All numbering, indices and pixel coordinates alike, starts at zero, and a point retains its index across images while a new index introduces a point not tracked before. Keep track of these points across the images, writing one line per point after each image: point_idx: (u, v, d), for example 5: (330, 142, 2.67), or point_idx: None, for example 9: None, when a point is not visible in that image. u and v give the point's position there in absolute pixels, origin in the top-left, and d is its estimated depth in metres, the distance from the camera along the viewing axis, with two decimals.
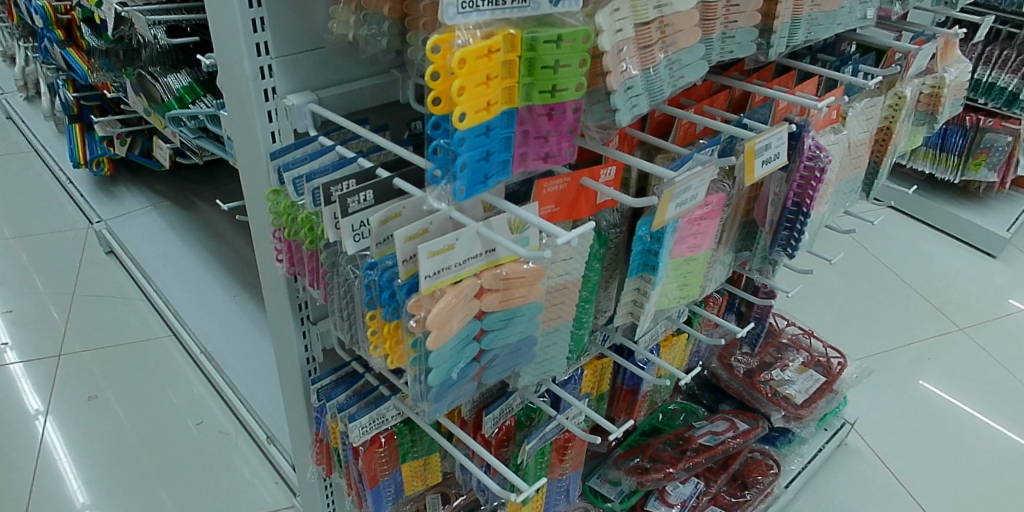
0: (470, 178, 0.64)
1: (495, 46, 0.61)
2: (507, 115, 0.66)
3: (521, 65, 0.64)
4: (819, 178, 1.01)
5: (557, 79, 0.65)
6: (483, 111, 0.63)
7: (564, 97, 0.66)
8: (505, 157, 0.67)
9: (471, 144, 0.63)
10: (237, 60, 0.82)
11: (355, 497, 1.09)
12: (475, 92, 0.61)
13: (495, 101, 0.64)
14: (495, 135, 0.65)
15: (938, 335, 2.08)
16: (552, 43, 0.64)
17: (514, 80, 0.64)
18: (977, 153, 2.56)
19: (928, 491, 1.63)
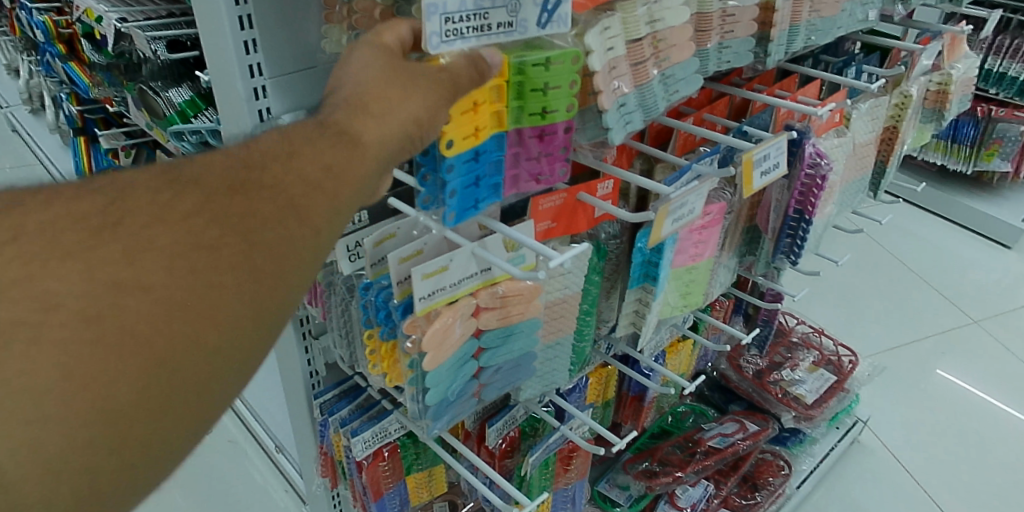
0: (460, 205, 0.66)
1: (482, 72, 0.62)
2: (497, 139, 0.66)
3: (510, 90, 0.64)
4: (821, 185, 1.00)
5: (547, 101, 0.65)
6: (471, 137, 0.63)
7: (555, 118, 0.66)
8: (496, 180, 0.68)
9: (461, 170, 0.64)
10: (229, 82, 0.83)
11: (361, 508, 1.09)
12: (463, 118, 0.62)
13: (484, 127, 0.64)
14: (485, 159, 0.66)
15: (952, 329, 2.05)
16: (541, 66, 0.63)
17: (503, 106, 0.65)
18: (989, 143, 2.53)
19: (944, 489, 1.61)
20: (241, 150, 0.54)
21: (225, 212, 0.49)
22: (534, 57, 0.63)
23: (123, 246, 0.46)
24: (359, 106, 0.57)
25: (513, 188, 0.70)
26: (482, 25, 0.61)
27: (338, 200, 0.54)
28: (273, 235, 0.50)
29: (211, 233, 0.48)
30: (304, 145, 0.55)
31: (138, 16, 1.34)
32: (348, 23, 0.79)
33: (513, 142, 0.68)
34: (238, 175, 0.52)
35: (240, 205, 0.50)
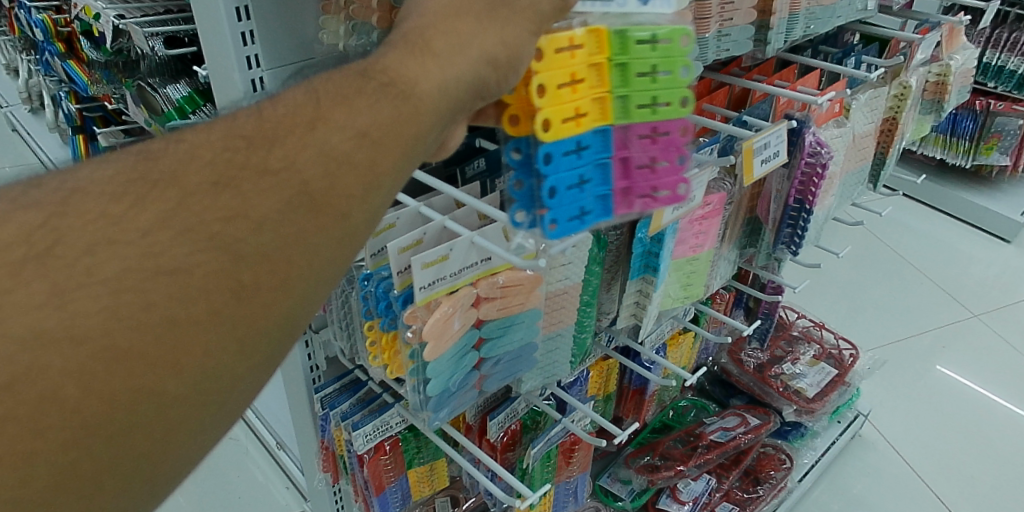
0: (560, 208, 0.60)
1: (577, 43, 0.57)
2: (603, 137, 0.61)
3: (618, 75, 0.59)
4: (821, 174, 1.00)
5: (655, 90, 0.59)
6: (569, 121, 0.58)
7: (667, 112, 0.60)
8: (601, 191, 0.62)
9: (558, 165, 0.59)
10: (227, 74, 0.83)
11: (362, 502, 1.09)
12: (557, 96, 0.57)
13: (589, 117, 0.59)
14: (586, 160, 0.61)
15: (952, 323, 2.05)
16: (646, 44, 0.58)
17: (611, 94, 0.59)
18: (989, 137, 2.52)
19: (946, 482, 1.61)
20: (251, 123, 0.49)
21: (212, 208, 0.45)
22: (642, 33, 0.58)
23: (50, 286, 0.41)
24: (405, 61, 0.53)
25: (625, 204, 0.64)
26: None
27: (379, 166, 0.50)
28: (259, 247, 0.45)
29: (178, 255, 0.43)
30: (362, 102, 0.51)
31: (135, 12, 1.33)
32: (347, 13, 0.80)
33: (621, 145, 0.62)
34: (221, 169, 0.46)
35: (228, 191, 0.46)
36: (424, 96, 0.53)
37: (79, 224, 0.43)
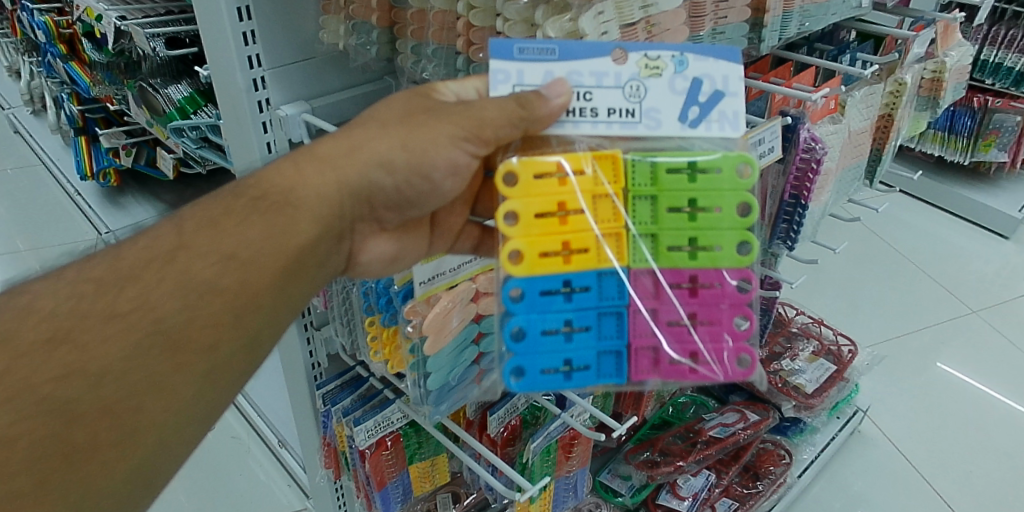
0: (535, 357, 0.65)
1: (571, 180, 0.64)
2: (606, 283, 0.65)
3: (641, 206, 0.66)
4: (816, 169, 1.01)
5: (684, 233, 0.65)
6: (560, 261, 0.64)
7: (703, 259, 0.65)
8: (600, 348, 0.66)
9: (534, 304, 0.64)
10: (228, 73, 0.84)
11: (364, 498, 1.10)
12: (546, 236, 0.64)
13: (594, 256, 0.65)
14: (582, 310, 0.65)
15: (951, 319, 2.06)
16: (677, 180, 0.64)
17: (630, 229, 0.65)
18: (986, 134, 2.54)
19: (945, 477, 1.62)
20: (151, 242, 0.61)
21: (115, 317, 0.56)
22: (673, 162, 0.64)
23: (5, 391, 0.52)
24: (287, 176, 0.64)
25: (639, 369, 0.67)
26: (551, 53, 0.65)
27: (264, 268, 0.61)
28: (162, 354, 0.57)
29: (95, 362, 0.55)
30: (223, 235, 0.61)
31: (137, 14, 1.35)
32: (346, 13, 0.87)
33: (651, 297, 0.66)
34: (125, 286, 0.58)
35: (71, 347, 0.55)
36: (292, 220, 0.63)
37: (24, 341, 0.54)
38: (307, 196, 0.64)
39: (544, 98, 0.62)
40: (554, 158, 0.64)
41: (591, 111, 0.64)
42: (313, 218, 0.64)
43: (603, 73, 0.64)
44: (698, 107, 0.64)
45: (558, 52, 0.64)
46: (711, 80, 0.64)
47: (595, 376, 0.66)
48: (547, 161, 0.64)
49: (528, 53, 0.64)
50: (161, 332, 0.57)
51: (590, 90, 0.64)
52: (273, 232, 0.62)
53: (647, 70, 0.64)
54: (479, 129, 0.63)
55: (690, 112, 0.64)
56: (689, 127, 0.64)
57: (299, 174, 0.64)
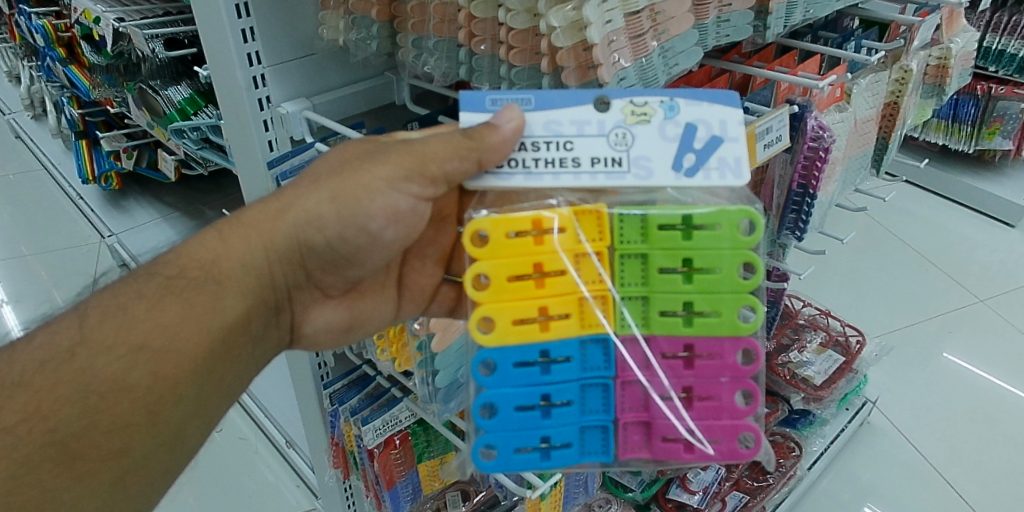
0: (509, 435, 0.65)
1: (543, 243, 0.64)
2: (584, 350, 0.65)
3: (629, 268, 0.65)
4: (825, 158, 1.00)
5: (678, 296, 0.65)
6: (536, 328, 0.64)
7: (701, 322, 0.65)
8: (582, 423, 0.66)
9: (506, 376, 0.65)
10: (228, 72, 0.83)
11: (373, 498, 1.09)
12: (518, 302, 0.64)
13: (576, 321, 0.65)
14: (562, 384, 0.65)
15: (958, 308, 2.05)
16: (671, 236, 0.64)
17: (616, 292, 0.65)
18: (990, 122, 2.52)
19: (956, 467, 1.61)
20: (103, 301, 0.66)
21: (70, 378, 0.62)
22: (666, 218, 0.64)
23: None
24: (214, 244, 0.69)
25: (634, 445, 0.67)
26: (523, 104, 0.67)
27: (199, 330, 0.66)
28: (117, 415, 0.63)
29: (59, 418, 0.61)
30: (144, 317, 0.65)
31: (135, 15, 1.34)
32: (345, 8, 0.86)
33: (644, 368, 0.66)
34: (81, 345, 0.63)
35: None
36: (216, 297, 0.68)
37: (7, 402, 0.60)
38: (230, 275, 0.69)
39: (493, 128, 0.62)
40: (532, 216, 0.64)
41: (575, 160, 0.64)
42: (237, 294, 0.69)
43: (588, 120, 0.65)
44: (693, 154, 0.64)
45: (534, 101, 0.66)
46: (706, 126, 0.65)
47: (576, 454, 0.66)
48: (521, 219, 0.64)
49: (501, 104, 0.66)
50: (91, 408, 0.62)
51: (572, 139, 0.64)
52: (195, 315, 0.66)
53: (635, 117, 0.65)
54: (423, 166, 0.65)
55: (685, 158, 0.64)
56: (684, 175, 0.64)
57: (224, 246, 0.69)
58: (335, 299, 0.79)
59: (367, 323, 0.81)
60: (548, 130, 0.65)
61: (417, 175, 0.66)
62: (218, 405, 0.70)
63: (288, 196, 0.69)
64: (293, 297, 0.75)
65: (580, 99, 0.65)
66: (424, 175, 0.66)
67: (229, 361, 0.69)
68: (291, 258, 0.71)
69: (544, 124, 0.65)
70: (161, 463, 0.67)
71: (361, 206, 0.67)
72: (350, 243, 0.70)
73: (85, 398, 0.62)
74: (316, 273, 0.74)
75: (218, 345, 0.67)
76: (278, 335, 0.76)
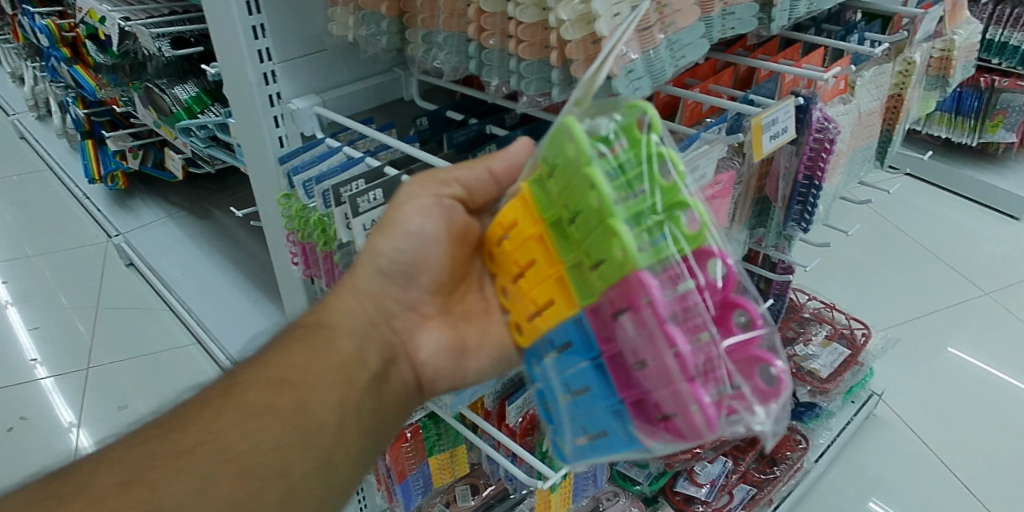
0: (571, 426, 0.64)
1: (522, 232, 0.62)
2: (572, 333, 0.61)
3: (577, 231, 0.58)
4: (830, 149, 1.01)
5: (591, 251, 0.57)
6: (535, 323, 0.63)
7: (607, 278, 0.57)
8: (612, 408, 0.61)
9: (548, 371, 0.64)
10: (240, 69, 0.86)
11: (384, 492, 1.10)
12: (520, 301, 0.64)
13: (562, 304, 0.61)
14: (580, 365, 0.61)
15: (963, 301, 2.05)
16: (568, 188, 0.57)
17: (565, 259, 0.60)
18: (993, 114, 2.52)
19: (962, 459, 1.61)
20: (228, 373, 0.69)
21: (218, 419, 0.64)
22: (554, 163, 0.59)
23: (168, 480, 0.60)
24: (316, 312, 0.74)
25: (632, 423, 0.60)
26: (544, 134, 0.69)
27: (314, 362, 0.69)
28: (258, 442, 0.63)
29: (215, 448, 0.62)
30: (275, 363, 0.68)
31: (140, 15, 1.35)
32: (355, 5, 0.86)
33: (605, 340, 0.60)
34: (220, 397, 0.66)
35: (105, 469, 0.60)
36: (329, 338, 0.71)
37: (171, 444, 0.62)
38: (341, 319, 0.72)
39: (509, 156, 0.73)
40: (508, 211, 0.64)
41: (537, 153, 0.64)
42: (347, 336, 0.71)
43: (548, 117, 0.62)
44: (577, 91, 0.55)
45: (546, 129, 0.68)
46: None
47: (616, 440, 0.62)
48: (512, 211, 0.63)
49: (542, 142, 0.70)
50: (239, 441, 0.63)
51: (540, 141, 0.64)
52: (311, 356, 0.69)
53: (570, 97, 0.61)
54: (435, 175, 0.72)
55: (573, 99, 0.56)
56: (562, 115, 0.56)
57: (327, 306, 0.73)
58: (437, 322, 0.76)
59: (481, 346, 0.75)
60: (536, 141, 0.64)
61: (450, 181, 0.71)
62: (357, 441, 0.69)
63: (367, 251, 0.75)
64: (398, 331, 0.74)
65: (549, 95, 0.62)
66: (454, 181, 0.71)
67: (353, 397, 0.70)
68: (378, 298, 0.74)
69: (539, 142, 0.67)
70: (315, 493, 0.65)
71: (399, 223, 0.72)
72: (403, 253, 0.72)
73: (243, 423, 0.64)
74: (395, 292, 0.73)
75: (339, 373, 0.69)
76: (405, 382, 0.74)
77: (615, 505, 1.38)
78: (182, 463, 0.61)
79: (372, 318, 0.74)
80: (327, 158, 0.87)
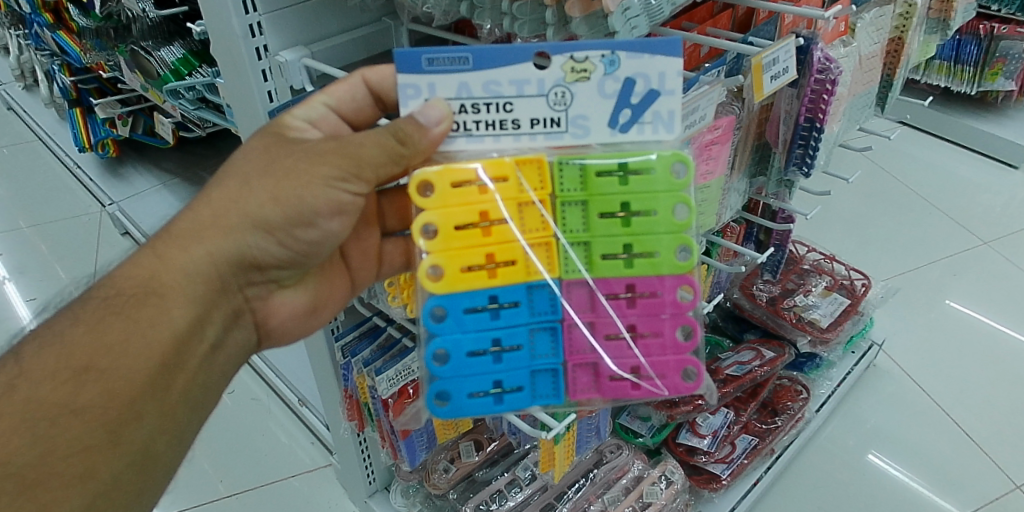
0: (461, 381, 0.72)
1: (485, 204, 0.70)
2: (520, 293, 0.72)
3: (570, 214, 0.71)
4: (831, 90, 0.98)
5: (601, 232, 0.71)
6: (487, 276, 0.71)
7: (604, 262, 0.72)
8: (533, 367, 0.73)
9: (457, 322, 0.71)
10: (224, 22, 0.85)
11: (389, 448, 1.20)
12: (456, 254, 0.70)
13: (522, 269, 0.71)
14: (510, 328, 0.72)
15: (963, 251, 2.04)
16: (605, 176, 0.70)
17: (559, 237, 0.72)
18: (993, 62, 2.49)
19: (964, 409, 1.61)
20: (65, 338, 0.64)
21: (48, 396, 0.62)
22: (602, 165, 0.70)
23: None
24: (155, 261, 0.68)
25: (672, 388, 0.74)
26: (477, 106, 0.69)
27: (132, 337, 0.65)
28: (73, 410, 0.62)
29: (37, 416, 0.61)
30: (92, 332, 0.64)
31: None
32: None
33: (587, 309, 0.73)
34: (44, 370, 0.63)
35: None
36: (167, 304, 0.67)
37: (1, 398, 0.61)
38: (170, 276, 0.68)
39: (424, 129, 0.67)
40: (473, 167, 0.69)
41: (515, 121, 0.69)
42: (184, 300, 0.68)
43: (460, 87, 0.68)
44: (629, 109, 0.69)
45: (471, 59, 0.68)
46: (644, 79, 0.68)
47: (484, 404, 0.73)
48: (464, 171, 0.69)
49: (438, 62, 0.68)
50: (52, 405, 0.62)
51: (511, 101, 0.68)
52: (147, 320, 0.66)
53: (573, 74, 0.68)
54: (358, 168, 0.68)
55: (621, 115, 0.69)
56: (619, 131, 0.70)
57: (162, 260, 0.68)
58: (293, 286, 0.82)
59: (329, 301, 0.86)
60: (407, 93, 0.68)
61: (354, 176, 0.69)
62: (200, 388, 0.71)
63: (221, 201, 0.70)
64: (250, 299, 0.77)
65: (511, 58, 0.68)
66: (361, 177, 0.69)
67: (190, 369, 0.69)
68: (232, 261, 0.71)
69: (483, 84, 0.68)
70: (146, 444, 0.66)
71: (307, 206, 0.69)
72: (301, 240, 0.72)
73: (71, 392, 0.62)
74: (266, 267, 0.74)
75: (171, 346, 0.67)
76: (247, 334, 0.78)
77: (619, 457, 1.36)
78: (121, 428, 0.64)
79: (215, 270, 0.70)
80: None
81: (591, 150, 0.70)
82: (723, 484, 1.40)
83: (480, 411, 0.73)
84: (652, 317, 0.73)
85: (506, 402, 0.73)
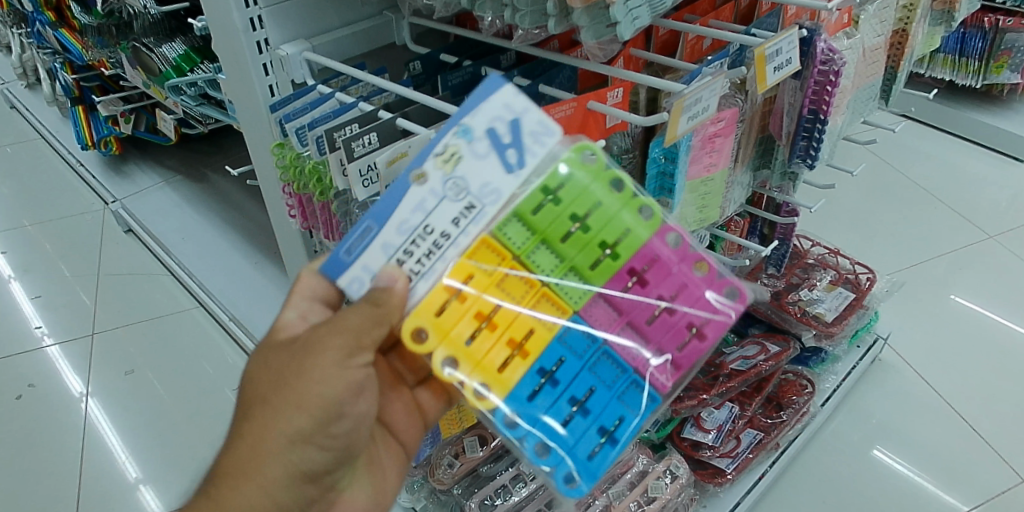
0: (574, 448, 0.72)
1: (485, 306, 0.70)
2: (555, 349, 0.72)
3: (541, 258, 0.71)
4: (835, 82, 0.97)
5: (591, 248, 0.71)
6: (520, 361, 0.71)
7: (595, 273, 0.72)
8: (615, 394, 0.73)
9: (532, 409, 0.71)
10: (225, 17, 0.85)
11: None
12: (492, 356, 0.70)
13: (542, 330, 0.71)
14: (572, 381, 0.72)
15: (969, 245, 2.03)
16: (550, 204, 0.70)
17: (549, 282, 0.71)
18: (998, 55, 2.47)
19: (970, 403, 1.60)
20: None
21: None
22: (533, 200, 0.70)
23: None
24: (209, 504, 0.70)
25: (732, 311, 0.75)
26: (405, 251, 0.70)
27: None
28: None
29: None
30: None
31: None
32: None
33: (613, 320, 0.73)
34: None
35: None
36: None
37: None
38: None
39: (389, 288, 0.69)
40: (446, 281, 0.69)
41: (445, 232, 0.70)
42: None
43: (383, 249, 0.69)
44: (511, 148, 0.69)
45: (373, 223, 0.70)
46: (500, 120, 0.69)
47: (608, 448, 0.72)
48: (441, 292, 0.69)
49: (351, 247, 0.70)
50: None
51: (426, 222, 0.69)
52: None
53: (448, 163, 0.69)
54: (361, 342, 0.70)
55: (510, 157, 0.69)
56: (518, 169, 0.69)
57: (214, 500, 0.70)
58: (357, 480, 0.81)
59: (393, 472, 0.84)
60: (355, 287, 0.71)
61: (360, 348, 0.71)
62: None
63: (258, 429, 0.71)
64: None
65: (400, 195, 0.69)
66: (364, 346, 0.70)
67: None
68: (281, 485, 0.71)
69: (398, 229, 0.70)
70: None
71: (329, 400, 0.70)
72: (337, 436, 0.73)
73: None
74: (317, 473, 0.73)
75: None
76: None
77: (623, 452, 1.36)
78: None
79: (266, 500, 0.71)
80: (341, 113, 0.87)
81: (522, 197, 0.70)
82: (728, 479, 1.40)
83: (610, 458, 0.72)
84: (667, 282, 0.73)
85: (622, 437, 0.73)
